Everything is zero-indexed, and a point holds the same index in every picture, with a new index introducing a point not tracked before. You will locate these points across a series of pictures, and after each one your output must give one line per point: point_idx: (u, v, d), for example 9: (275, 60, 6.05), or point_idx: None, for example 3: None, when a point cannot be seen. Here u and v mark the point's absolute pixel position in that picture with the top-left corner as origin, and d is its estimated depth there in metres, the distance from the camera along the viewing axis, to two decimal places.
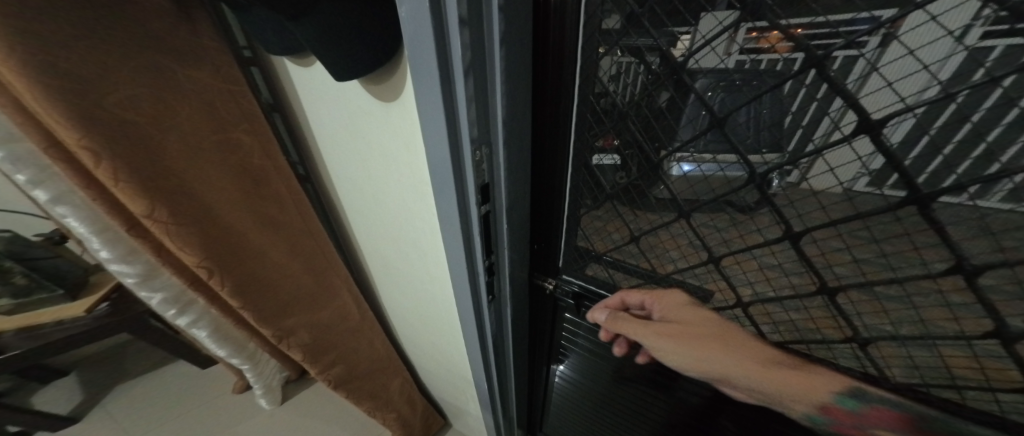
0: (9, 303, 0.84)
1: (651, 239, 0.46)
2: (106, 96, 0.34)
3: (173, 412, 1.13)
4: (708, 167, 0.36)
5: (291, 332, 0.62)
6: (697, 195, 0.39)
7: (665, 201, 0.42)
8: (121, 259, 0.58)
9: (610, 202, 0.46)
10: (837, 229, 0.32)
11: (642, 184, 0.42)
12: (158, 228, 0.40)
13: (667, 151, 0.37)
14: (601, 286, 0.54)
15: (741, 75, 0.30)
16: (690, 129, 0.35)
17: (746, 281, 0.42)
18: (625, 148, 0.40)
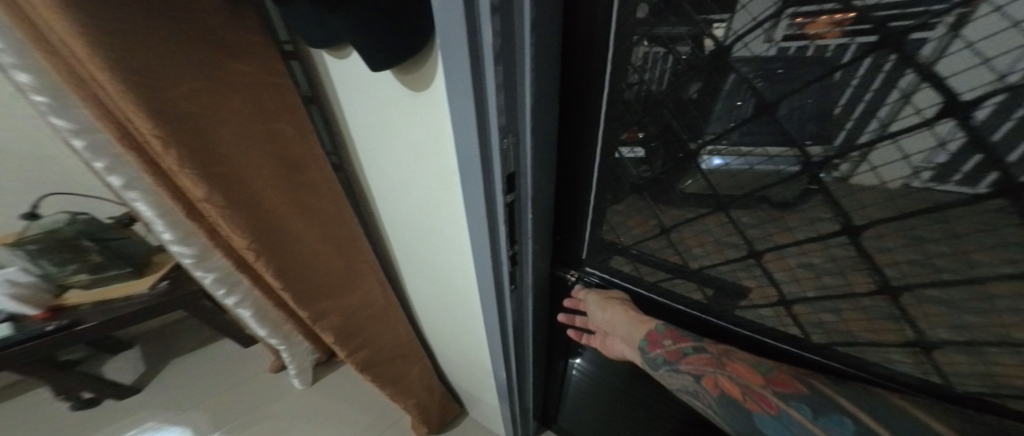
0: (87, 278, 0.96)
1: (680, 234, 0.45)
2: (170, 89, 0.38)
3: (218, 385, 1.23)
4: (741, 160, 0.35)
5: (323, 314, 0.66)
6: (735, 187, 0.37)
7: (702, 193, 0.40)
8: (180, 240, 0.64)
9: (637, 195, 0.45)
10: (904, 223, 0.28)
11: (670, 178, 0.41)
12: (214, 210, 0.46)
13: (700, 142, 0.36)
14: (626, 279, 0.55)
15: (785, 61, 0.28)
16: (724, 121, 0.33)
17: (791, 282, 0.39)
18: (652, 140, 0.39)
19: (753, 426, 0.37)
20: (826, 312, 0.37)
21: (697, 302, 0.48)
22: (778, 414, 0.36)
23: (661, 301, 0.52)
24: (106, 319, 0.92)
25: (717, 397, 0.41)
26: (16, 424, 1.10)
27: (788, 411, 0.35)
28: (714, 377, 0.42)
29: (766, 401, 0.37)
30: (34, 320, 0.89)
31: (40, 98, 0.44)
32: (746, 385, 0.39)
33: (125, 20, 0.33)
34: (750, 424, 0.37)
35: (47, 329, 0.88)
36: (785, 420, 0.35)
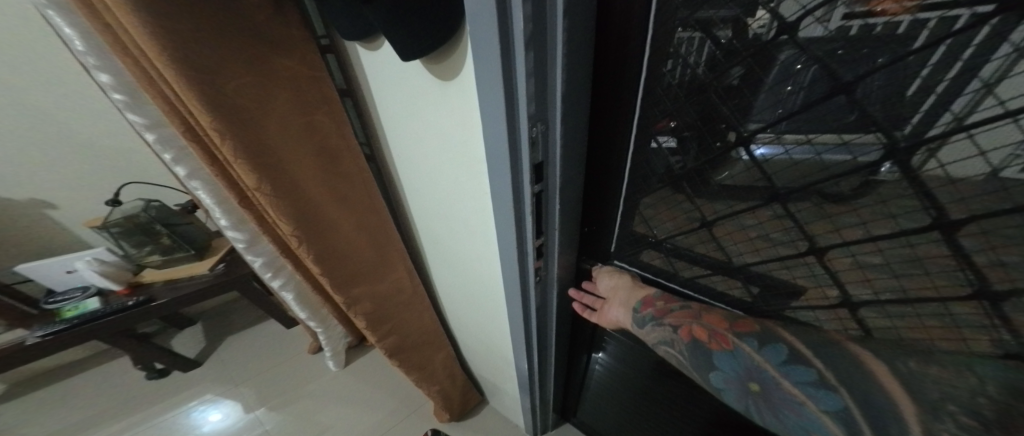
0: (160, 259, 1.08)
1: (722, 228, 0.42)
2: (225, 84, 0.41)
3: (265, 362, 1.35)
4: (794, 150, 0.31)
5: (356, 300, 0.69)
6: (793, 177, 0.33)
7: (751, 183, 0.36)
8: (235, 226, 0.70)
9: (673, 186, 0.43)
10: (1017, 218, 0.23)
11: (714, 165, 0.38)
12: (263, 199, 0.50)
13: (741, 133, 0.34)
14: (658, 274, 0.51)
15: (844, 43, 0.25)
16: (769, 110, 0.31)
17: (860, 285, 0.33)
18: (686, 130, 0.37)
19: (709, 363, 0.38)
20: (900, 317, 0.32)
21: (740, 301, 0.43)
22: (732, 349, 0.36)
23: (698, 298, 0.47)
24: (174, 298, 1.02)
25: (683, 342, 0.41)
26: (102, 386, 1.25)
27: (741, 345, 0.36)
28: (686, 323, 0.42)
29: (723, 339, 0.38)
30: (118, 295, 1.02)
31: (118, 96, 0.49)
32: (711, 328, 0.40)
33: (183, 22, 0.36)
34: (706, 360, 0.38)
35: (127, 303, 0.99)
36: (738, 354, 0.36)
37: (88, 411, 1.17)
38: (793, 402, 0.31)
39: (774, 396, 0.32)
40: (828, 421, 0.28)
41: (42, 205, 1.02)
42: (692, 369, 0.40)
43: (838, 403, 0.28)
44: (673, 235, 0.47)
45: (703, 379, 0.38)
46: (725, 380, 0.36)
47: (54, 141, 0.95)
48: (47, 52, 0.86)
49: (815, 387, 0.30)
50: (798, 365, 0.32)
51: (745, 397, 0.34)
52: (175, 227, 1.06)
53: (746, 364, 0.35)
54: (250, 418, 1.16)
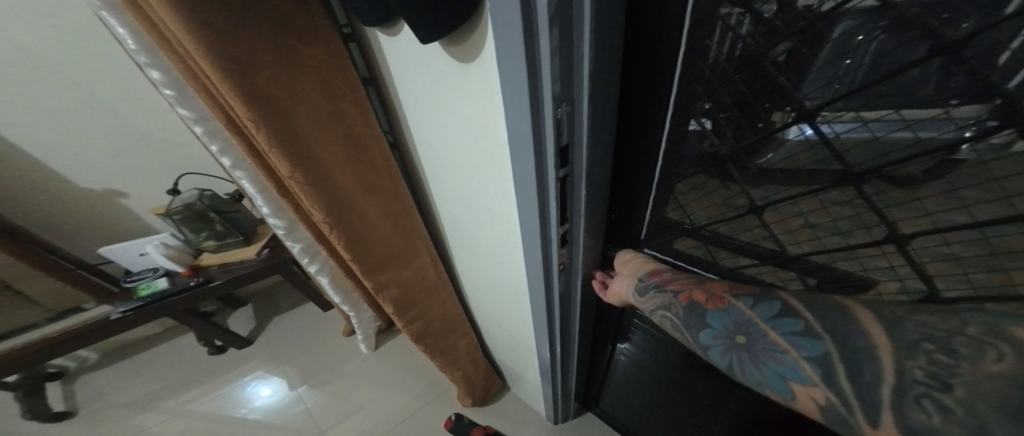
0: (214, 244, 1.18)
1: (774, 214, 0.37)
2: (258, 75, 0.42)
3: (308, 342, 1.45)
4: (855, 130, 0.28)
5: (384, 286, 0.72)
6: (868, 156, 0.28)
7: (812, 164, 0.32)
8: (275, 213, 0.74)
9: (715, 170, 0.39)
10: None
11: (774, 147, 0.33)
12: (297, 186, 0.52)
13: (789, 114, 0.31)
14: (695, 263, 0.47)
15: (918, 8, 0.21)
16: (823, 87, 0.28)
17: (951, 278, 0.28)
18: (719, 112, 0.35)
19: (700, 321, 0.36)
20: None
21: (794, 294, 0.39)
22: (726, 307, 0.34)
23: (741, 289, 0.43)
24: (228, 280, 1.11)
25: (682, 304, 0.38)
26: (171, 358, 1.41)
27: (735, 303, 0.34)
28: (686, 289, 0.39)
29: (719, 299, 0.36)
30: (183, 276, 1.13)
31: (168, 92, 0.53)
32: (709, 291, 0.37)
33: (217, 15, 0.37)
34: (697, 318, 0.36)
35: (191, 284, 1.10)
36: (730, 311, 0.34)
37: (161, 379, 1.32)
38: (777, 351, 0.29)
39: (759, 347, 0.31)
40: (809, 366, 0.27)
41: (116, 195, 1.14)
42: (681, 329, 0.38)
43: (819, 348, 0.27)
44: (715, 221, 0.43)
45: (691, 337, 0.36)
46: (713, 335, 0.34)
47: (121, 137, 1.06)
48: (110, 55, 0.95)
49: (802, 335, 0.28)
50: (787, 318, 0.30)
51: (733, 353, 0.32)
52: (226, 215, 1.15)
53: (738, 320, 0.33)
54: (294, 394, 1.25)
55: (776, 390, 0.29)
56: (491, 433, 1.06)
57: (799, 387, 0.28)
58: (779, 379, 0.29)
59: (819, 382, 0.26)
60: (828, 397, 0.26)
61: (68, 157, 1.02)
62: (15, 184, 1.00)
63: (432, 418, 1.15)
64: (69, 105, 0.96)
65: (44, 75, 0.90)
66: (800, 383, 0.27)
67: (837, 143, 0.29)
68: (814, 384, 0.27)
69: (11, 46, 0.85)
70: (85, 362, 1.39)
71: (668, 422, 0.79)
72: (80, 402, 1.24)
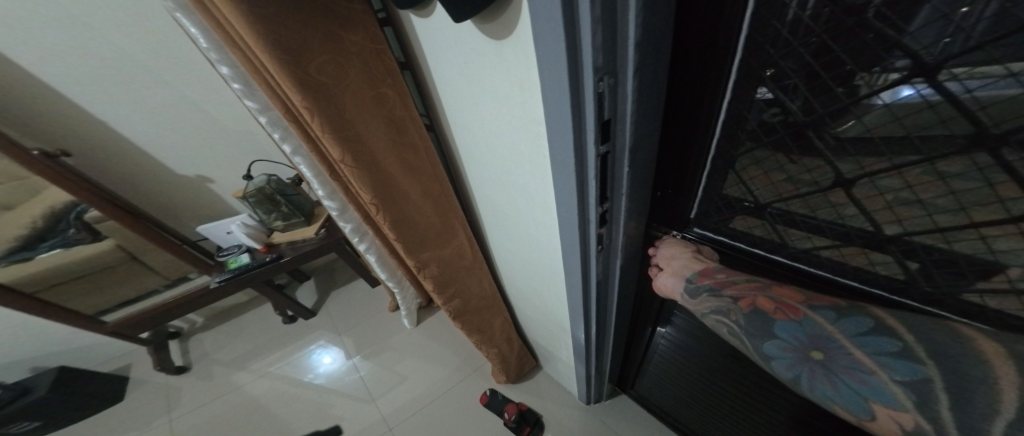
0: (281, 224, 1.31)
1: (867, 189, 0.32)
2: (309, 63, 0.45)
3: (359, 315, 1.60)
4: (984, 87, 0.23)
5: (425, 264, 0.75)
6: (1009, 116, 0.22)
7: (928, 127, 0.26)
8: (329, 195, 0.81)
9: (789, 140, 0.34)
10: None
11: (891, 110, 0.27)
12: (348, 169, 0.56)
13: (895, 72, 0.25)
14: (758, 245, 0.42)
15: None
16: (938, 39, 0.23)
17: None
18: (794, 77, 0.30)
19: (768, 331, 0.35)
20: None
21: (887, 280, 0.34)
22: (800, 319, 0.34)
23: (815, 274, 0.38)
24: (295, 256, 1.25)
25: (743, 312, 0.38)
26: (254, 323, 1.65)
27: (811, 316, 0.34)
28: (749, 295, 0.38)
29: (791, 309, 0.35)
30: (260, 252, 1.29)
31: (237, 85, 0.59)
32: (777, 299, 0.37)
33: (269, 6, 0.39)
34: (763, 328, 0.36)
35: (266, 259, 1.25)
36: (806, 324, 0.34)
37: (248, 341, 1.55)
38: (861, 372, 0.29)
39: (839, 364, 0.31)
40: (900, 390, 0.27)
41: (204, 181, 1.32)
42: (744, 337, 0.38)
43: (917, 373, 0.27)
44: (783, 198, 0.38)
45: (756, 347, 0.36)
46: (783, 348, 0.34)
47: (203, 128, 1.22)
48: (189, 55, 1.08)
49: (894, 357, 0.28)
50: (879, 336, 0.30)
51: (805, 367, 0.32)
52: (289, 197, 1.27)
53: (812, 333, 0.33)
54: (351, 363, 1.40)
55: (851, 407, 0.30)
56: (524, 411, 1.10)
57: (882, 408, 0.28)
58: (857, 398, 0.30)
59: (910, 407, 0.27)
60: (917, 422, 0.26)
61: (168, 147, 1.20)
62: (132, 173, 1.20)
63: (469, 391, 1.21)
64: (164, 101, 1.12)
65: (143, 75, 1.06)
66: (885, 405, 0.28)
67: (962, 104, 0.24)
68: (903, 409, 0.27)
69: (117, 51, 1.00)
70: (194, 324, 1.66)
71: (712, 407, 0.75)
72: (192, 358, 1.50)
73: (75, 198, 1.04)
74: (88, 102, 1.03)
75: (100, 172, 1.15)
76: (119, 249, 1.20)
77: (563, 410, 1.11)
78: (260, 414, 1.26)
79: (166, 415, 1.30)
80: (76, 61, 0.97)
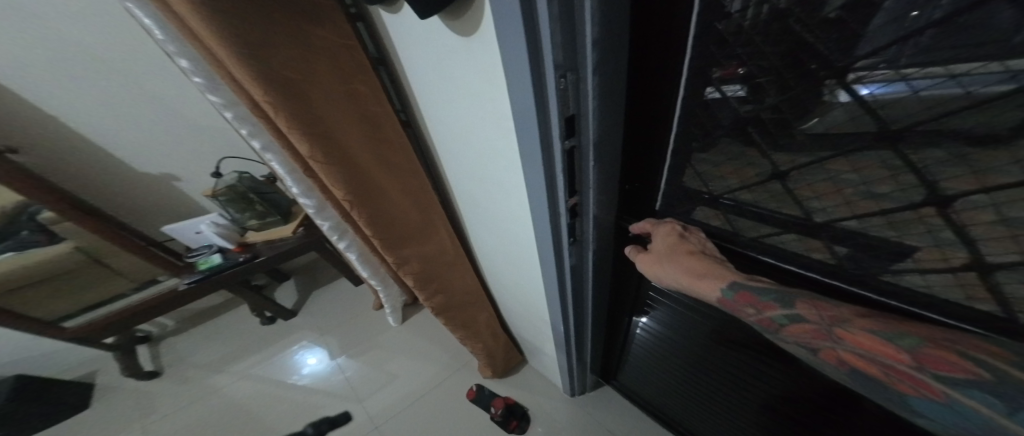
0: (256, 223, 1.27)
1: (800, 181, 0.34)
2: (274, 59, 0.44)
3: (342, 315, 1.58)
4: (882, 89, 0.26)
5: (405, 261, 0.75)
6: (904, 112, 0.25)
7: (843, 124, 0.29)
8: (304, 194, 0.76)
9: (734, 134, 0.36)
10: None
11: (812, 112, 0.30)
12: (318, 166, 0.55)
13: (812, 75, 0.28)
14: (714, 235, 0.45)
15: None
16: (845, 51, 0.26)
17: (1000, 241, 0.26)
18: (735, 78, 0.32)
19: (906, 404, 0.27)
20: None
21: (820, 264, 0.37)
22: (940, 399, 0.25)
23: (761, 260, 0.41)
24: (274, 255, 1.22)
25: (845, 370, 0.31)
26: (232, 325, 1.60)
27: (958, 398, 0.24)
28: (832, 349, 0.31)
29: (919, 383, 0.26)
30: (234, 251, 1.24)
31: (199, 79, 0.55)
32: (879, 359, 0.28)
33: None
34: (895, 397, 0.28)
35: (240, 259, 1.21)
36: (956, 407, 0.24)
37: (225, 345, 1.51)
38: None
39: None
40: None
41: (171, 179, 1.27)
42: (880, 398, 0.29)
43: None
44: (734, 190, 0.40)
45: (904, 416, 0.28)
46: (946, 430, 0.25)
47: (169, 124, 1.16)
48: (145, 45, 1.02)
49: None
50: None
51: None
52: (265, 195, 1.23)
53: (977, 423, 0.23)
54: (335, 363, 1.38)
55: None
56: (511, 405, 1.12)
57: None
58: None
59: None
60: None
61: (131, 143, 1.14)
62: (89, 170, 1.13)
63: (457, 387, 1.23)
64: (121, 92, 1.05)
65: (96, 68, 0.99)
66: None
67: (874, 106, 0.27)
68: None
69: (67, 42, 0.93)
70: (165, 327, 1.60)
71: (690, 391, 0.78)
72: (165, 363, 1.44)
73: (25, 198, 0.97)
74: (38, 97, 0.97)
75: (53, 170, 1.08)
76: (80, 252, 1.13)
77: (549, 402, 1.14)
78: (241, 418, 1.23)
79: (139, 421, 1.25)
80: (16, 52, 0.90)
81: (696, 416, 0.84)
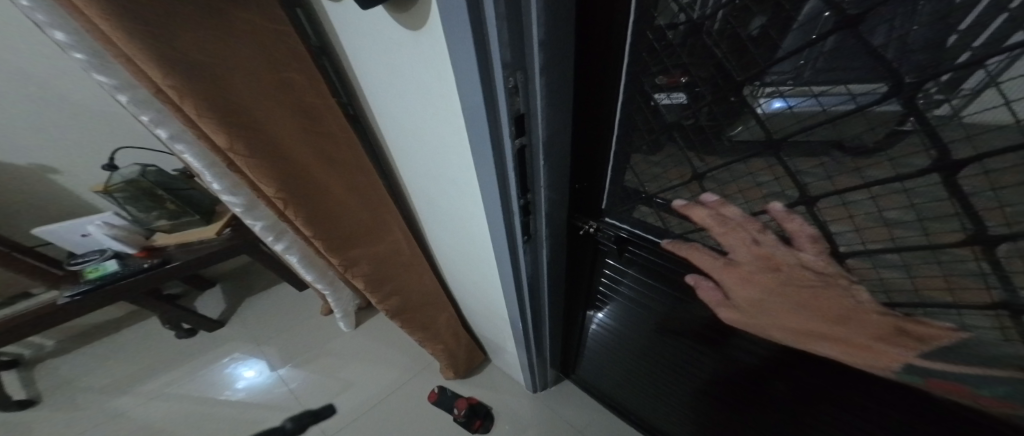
0: (168, 223, 1.11)
1: (713, 181, 0.39)
2: (181, 37, 0.38)
3: (284, 323, 1.43)
4: (765, 103, 0.30)
5: (354, 262, 0.70)
6: (786, 122, 0.30)
7: (740, 131, 0.34)
8: (230, 190, 0.66)
9: (659, 138, 0.40)
10: (988, 164, 0.23)
11: (720, 123, 0.34)
12: (240, 160, 0.48)
13: (713, 87, 0.32)
14: (649, 231, 0.49)
15: (791, 5, 0.24)
16: (744, 69, 0.29)
17: (849, 234, 0.32)
18: (662, 86, 0.35)
19: None
20: (888, 267, 0.31)
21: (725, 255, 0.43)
22: None
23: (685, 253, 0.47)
24: (192, 259, 1.06)
25: None
26: (141, 342, 1.38)
27: None
28: None
29: None
30: (136, 256, 1.06)
31: (80, 56, 0.42)
32: None
33: None
34: None
35: (144, 266, 1.03)
36: None
37: (133, 364, 1.29)
38: None
39: None
40: None
41: (48, 171, 1.05)
42: None
43: None
44: (664, 190, 0.44)
45: None
46: None
47: (42, 106, 0.95)
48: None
49: None
50: None
51: None
52: (178, 192, 1.07)
53: None
54: (277, 375, 1.25)
55: None
56: (475, 404, 1.12)
57: None
58: None
59: None
60: None
61: None
62: None
63: (417, 389, 1.19)
64: None
65: None
66: None
67: (765, 116, 0.31)
68: None
69: None
70: (42, 349, 1.34)
71: (639, 378, 0.84)
72: (41, 389, 1.21)
73: None
74: None
75: None
76: None
77: (512, 397, 1.16)
78: None
79: None
80: None
81: (646, 400, 0.91)
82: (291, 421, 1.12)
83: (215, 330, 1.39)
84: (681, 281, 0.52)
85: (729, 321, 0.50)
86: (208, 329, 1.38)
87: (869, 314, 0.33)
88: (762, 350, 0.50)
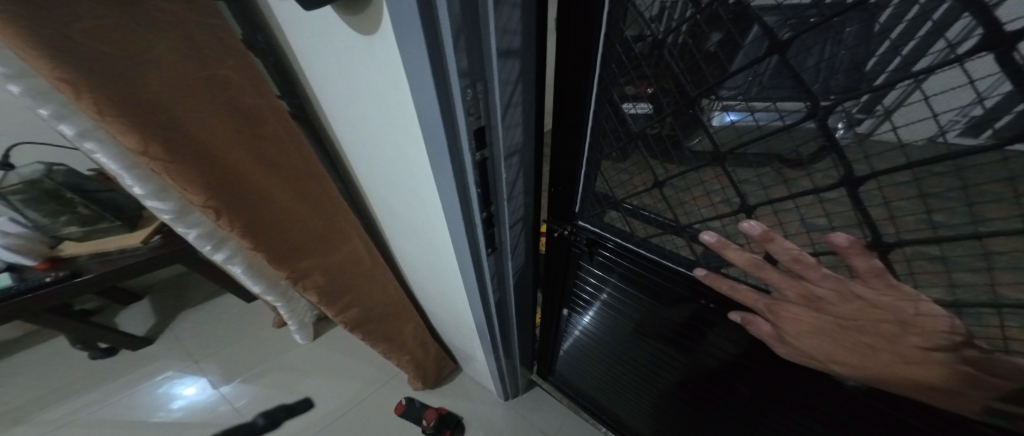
0: (79, 230, 0.95)
1: (671, 189, 0.40)
2: (83, 21, 0.33)
3: (227, 338, 1.29)
4: (712, 116, 0.32)
5: (304, 275, 0.63)
6: (729, 137, 0.32)
7: (693, 141, 0.35)
8: (155, 195, 0.57)
9: (621, 147, 0.40)
10: (889, 179, 0.26)
11: (676, 134, 0.35)
12: (156, 166, 0.40)
13: (668, 100, 0.33)
14: (617, 235, 0.50)
15: (735, 26, 0.26)
16: (694, 82, 0.31)
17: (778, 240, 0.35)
18: (625, 96, 0.36)
19: None
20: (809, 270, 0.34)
21: (685, 259, 0.45)
22: None
23: (648, 256, 0.48)
24: (109, 271, 0.92)
25: None
26: (46, 366, 1.18)
27: None
28: None
29: None
30: (36, 269, 0.90)
31: None
32: None
33: None
34: None
35: (46, 280, 0.88)
36: None
37: (35, 391, 1.11)
38: None
39: None
40: None
41: None
42: None
43: None
44: (631, 196, 0.45)
45: None
46: None
47: None
48: None
49: None
50: None
51: None
52: (91, 194, 0.94)
53: None
54: (219, 393, 1.12)
55: None
56: (443, 414, 1.08)
57: None
58: None
59: None
60: None
61: None
62: None
63: (380, 402, 1.13)
64: None
65: None
66: None
67: (715, 129, 0.32)
68: None
69: None
70: None
71: (613, 380, 0.86)
72: None
73: None
74: None
75: None
76: None
77: (483, 406, 1.14)
78: None
79: None
80: None
81: (619, 402, 0.92)
82: (263, 418, 1.07)
83: (141, 348, 1.23)
84: (650, 287, 0.54)
85: (698, 325, 0.52)
86: (133, 348, 1.22)
87: (803, 311, 0.36)
88: (728, 353, 0.52)
